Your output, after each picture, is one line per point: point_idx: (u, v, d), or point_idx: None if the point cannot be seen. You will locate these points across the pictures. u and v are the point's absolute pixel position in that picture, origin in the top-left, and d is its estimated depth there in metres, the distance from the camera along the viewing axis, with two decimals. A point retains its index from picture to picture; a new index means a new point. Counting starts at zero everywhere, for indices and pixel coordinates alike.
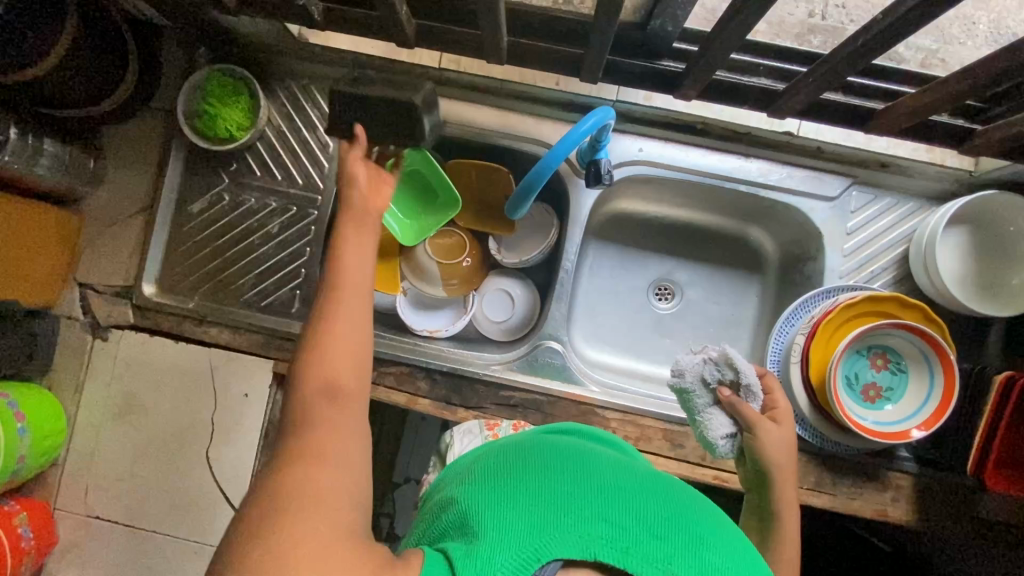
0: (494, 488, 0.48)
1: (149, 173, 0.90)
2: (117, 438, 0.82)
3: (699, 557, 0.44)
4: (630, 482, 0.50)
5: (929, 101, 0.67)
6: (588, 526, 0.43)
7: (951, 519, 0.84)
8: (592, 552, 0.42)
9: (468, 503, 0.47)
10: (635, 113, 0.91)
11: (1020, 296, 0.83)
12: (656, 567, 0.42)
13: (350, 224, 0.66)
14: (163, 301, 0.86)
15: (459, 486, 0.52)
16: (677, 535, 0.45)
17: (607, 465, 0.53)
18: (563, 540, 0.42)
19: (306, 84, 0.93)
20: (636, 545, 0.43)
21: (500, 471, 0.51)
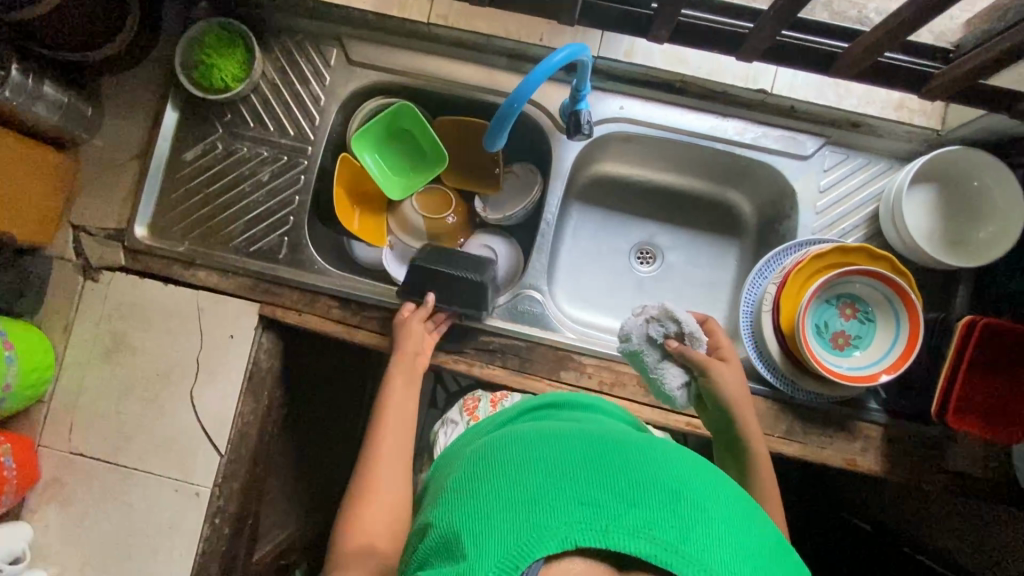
0: (468, 495, 0.48)
1: (145, 121, 0.94)
2: (105, 374, 0.90)
3: (679, 516, 0.43)
4: (601, 449, 0.49)
5: (883, 35, 0.63)
6: (565, 514, 0.43)
7: (919, 470, 0.84)
8: (572, 540, 0.41)
9: (448, 523, 0.47)
10: (616, 69, 0.90)
11: (988, 250, 0.82)
12: (639, 536, 0.41)
13: (400, 373, 0.84)
14: (155, 243, 0.92)
15: (438, 505, 0.52)
16: (654, 496, 0.44)
17: (576, 436, 0.52)
18: (542, 535, 0.42)
19: (301, 40, 0.94)
20: (617, 519, 0.42)
21: (472, 476, 0.51)
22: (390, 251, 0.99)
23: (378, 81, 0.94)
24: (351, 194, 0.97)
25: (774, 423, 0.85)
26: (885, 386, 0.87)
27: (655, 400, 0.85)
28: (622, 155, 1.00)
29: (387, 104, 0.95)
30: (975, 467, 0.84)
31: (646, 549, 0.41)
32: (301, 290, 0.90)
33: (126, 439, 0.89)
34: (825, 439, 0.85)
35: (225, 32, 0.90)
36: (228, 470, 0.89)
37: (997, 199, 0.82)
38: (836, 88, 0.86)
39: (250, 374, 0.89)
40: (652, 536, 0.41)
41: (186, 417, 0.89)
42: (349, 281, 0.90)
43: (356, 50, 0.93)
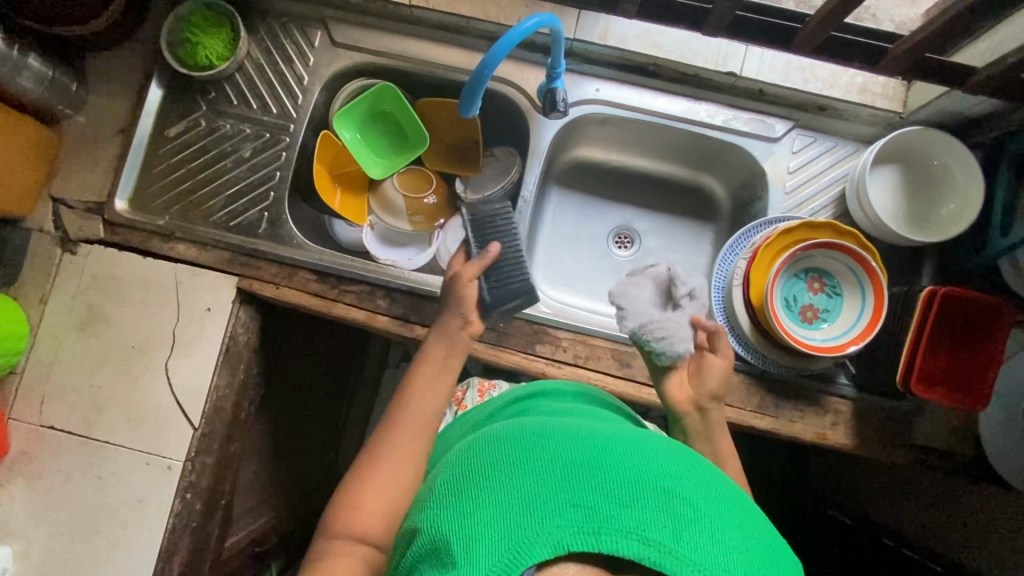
0: (459, 498, 0.47)
1: (129, 98, 0.95)
2: (79, 346, 0.89)
3: (672, 516, 0.43)
4: (592, 445, 0.49)
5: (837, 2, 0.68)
6: (558, 518, 0.42)
7: (888, 443, 0.86)
8: (566, 544, 0.41)
9: (440, 528, 0.46)
10: (592, 53, 0.93)
11: (951, 225, 0.86)
12: (632, 539, 0.41)
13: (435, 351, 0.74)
14: (134, 216, 0.92)
15: (428, 506, 0.51)
16: (647, 495, 0.44)
17: (566, 432, 0.51)
18: (536, 541, 0.41)
19: (285, 22, 0.96)
20: (611, 520, 0.42)
21: (462, 477, 0.50)
22: (370, 231, 1.00)
23: (361, 62, 0.96)
24: (330, 173, 0.98)
25: (746, 398, 0.86)
26: (854, 362, 0.88)
27: (629, 374, 0.86)
28: (600, 140, 1.02)
29: (367, 84, 0.97)
30: (943, 441, 0.85)
31: (639, 550, 0.41)
32: (280, 264, 0.91)
33: (96, 412, 0.87)
34: (796, 413, 0.86)
35: (212, 12, 0.93)
36: (201, 444, 0.87)
37: (958, 176, 0.85)
38: (802, 72, 0.90)
39: (226, 347, 0.89)
40: (645, 537, 0.41)
41: (159, 389, 0.87)
42: (328, 255, 0.91)
43: (339, 31, 0.96)
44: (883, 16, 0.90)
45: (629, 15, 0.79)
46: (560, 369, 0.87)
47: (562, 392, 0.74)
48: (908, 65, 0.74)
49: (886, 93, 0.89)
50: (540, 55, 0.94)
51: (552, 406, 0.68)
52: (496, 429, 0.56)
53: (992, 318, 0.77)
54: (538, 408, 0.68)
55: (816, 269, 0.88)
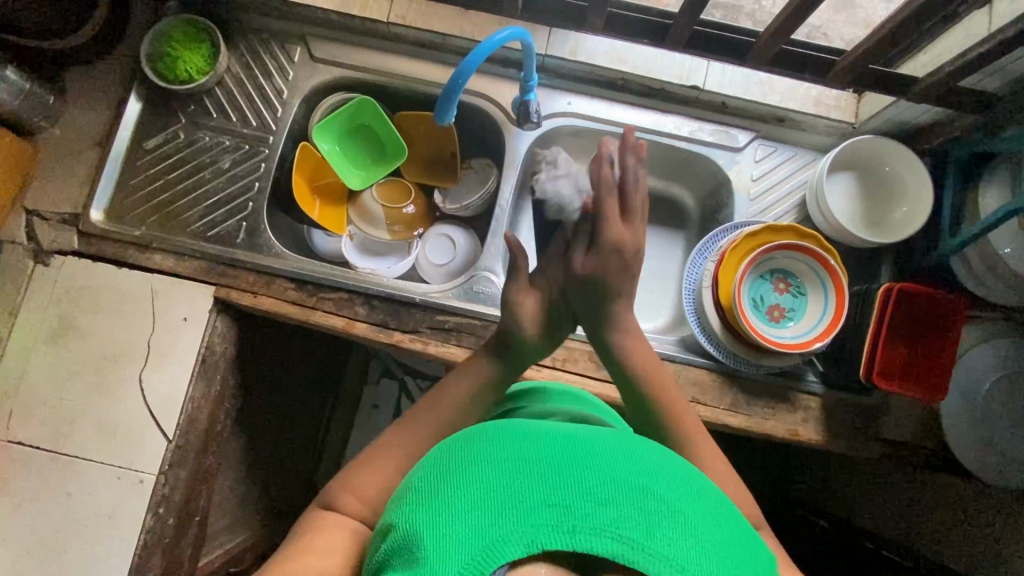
0: (426, 493, 0.44)
1: (107, 111, 0.96)
2: (50, 359, 0.87)
3: (649, 513, 0.39)
4: (568, 439, 0.45)
5: (784, 18, 0.74)
6: (531, 515, 0.39)
7: (858, 437, 0.88)
8: (538, 543, 0.38)
9: (407, 525, 0.42)
10: (563, 68, 0.97)
11: (904, 226, 0.91)
12: (606, 537, 0.38)
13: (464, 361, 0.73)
14: (109, 227, 0.92)
15: (394, 504, 0.47)
16: (623, 491, 0.41)
17: (543, 425, 0.48)
18: (506, 539, 0.38)
19: (266, 39, 0.99)
20: (584, 518, 0.39)
21: (431, 472, 0.46)
22: (350, 241, 1.02)
23: (341, 77, 0.99)
24: (310, 184, 0.99)
25: (719, 396, 0.89)
26: (821, 360, 0.92)
27: (605, 375, 0.88)
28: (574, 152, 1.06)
29: (347, 97, 1.00)
30: (908, 435, 0.88)
31: (614, 549, 0.38)
32: (258, 272, 0.91)
33: (66, 425, 0.85)
34: (768, 411, 0.88)
35: (192, 28, 0.95)
36: (175, 456, 0.86)
37: (907, 180, 0.91)
38: (761, 85, 0.95)
39: (202, 357, 0.88)
40: (620, 534, 0.38)
41: (132, 401, 0.86)
42: (305, 263, 0.92)
43: (319, 47, 0.99)
44: (834, 36, 0.97)
45: (597, 28, 0.84)
46: (539, 372, 0.88)
47: (544, 390, 0.76)
48: (855, 76, 0.80)
49: (839, 105, 0.95)
50: (513, 70, 0.97)
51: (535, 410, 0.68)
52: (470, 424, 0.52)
53: (945, 313, 0.81)
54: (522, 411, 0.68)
55: (782, 270, 0.92)
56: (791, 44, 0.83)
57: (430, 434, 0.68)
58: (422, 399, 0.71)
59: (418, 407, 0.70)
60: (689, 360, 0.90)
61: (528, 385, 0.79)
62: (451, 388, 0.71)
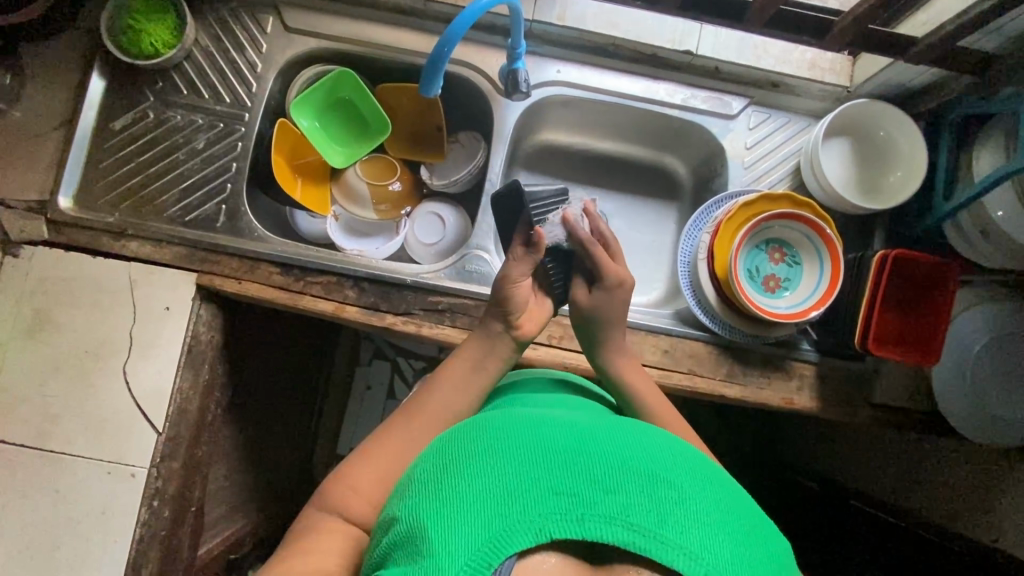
0: (430, 485, 0.42)
1: (69, 90, 0.90)
2: (27, 354, 0.83)
3: (659, 500, 0.39)
4: (574, 430, 0.45)
5: None
6: (540, 504, 0.38)
7: (851, 404, 0.89)
8: (547, 532, 0.37)
9: (410, 519, 0.41)
10: (552, 34, 0.93)
11: (898, 191, 0.90)
12: (617, 524, 0.37)
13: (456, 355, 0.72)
14: (81, 214, 0.87)
15: (395, 497, 0.46)
16: (632, 479, 0.40)
17: (547, 416, 0.47)
18: (514, 528, 0.37)
19: (234, 8, 0.93)
20: (594, 506, 0.38)
21: (433, 463, 0.45)
22: (335, 222, 0.98)
23: (317, 48, 0.94)
24: (290, 163, 0.96)
25: (715, 367, 0.89)
26: (816, 328, 0.92)
27: None
28: (564, 122, 1.03)
29: (324, 70, 0.95)
30: (901, 398, 0.89)
31: (625, 536, 0.37)
32: (241, 257, 0.88)
33: (50, 422, 0.82)
34: (763, 380, 0.89)
35: None
36: (166, 449, 0.84)
37: (901, 145, 0.89)
38: (754, 50, 0.92)
39: (189, 347, 0.85)
40: (631, 522, 0.37)
41: (117, 394, 0.83)
42: (291, 247, 0.89)
43: (293, 17, 0.93)
44: None
45: None
46: (536, 350, 0.87)
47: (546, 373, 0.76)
48: (853, 38, 0.78)
49: (834, 68, 0.93)
50: (500, 37, 0.93)
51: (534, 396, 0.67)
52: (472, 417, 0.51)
53: (937, 279, 0.81)
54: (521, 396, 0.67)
55: (777, 241, 0.91)
56: (788, 4, 0.80)
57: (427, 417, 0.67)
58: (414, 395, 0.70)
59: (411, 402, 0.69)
60: (685, 333, 0.89)
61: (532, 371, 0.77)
62: (447, 379, 0.70)
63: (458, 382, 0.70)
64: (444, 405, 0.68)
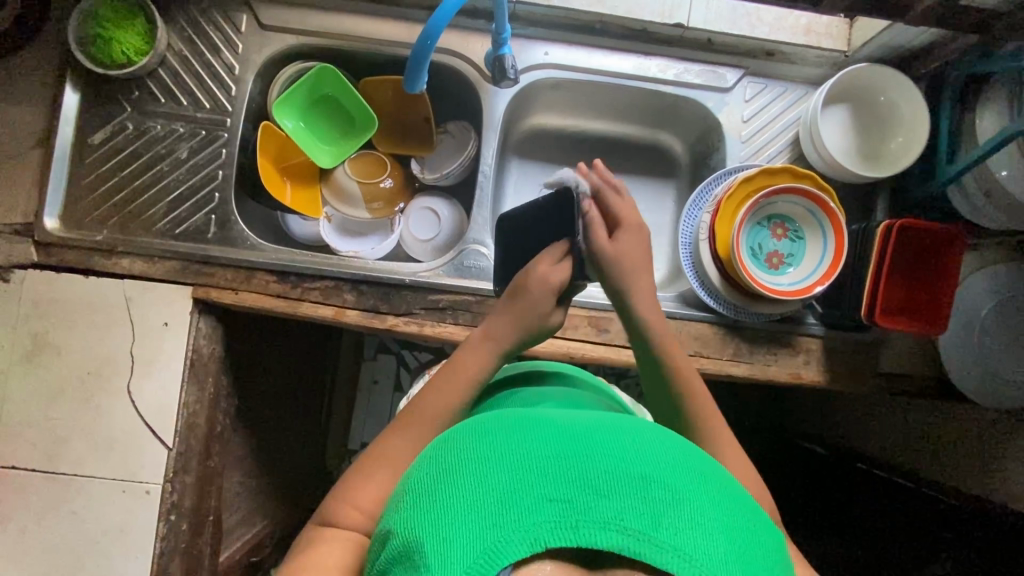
0: (424, 495, 0.44)
1: (42, 106, 0.87)
2: (29, 379, 0.83)
3: (653, 502, 0.40)
4: (569, 431, 0.46)
5: None
6: (533, 513, 0.40)
7: (860, 374, 0.89)
8: (542, 541, 0.39)
9: (407, 531, 0.42)
10: (536, 14, 0.90)
11: (900, 157, 0.88)
12: (611, 529, 0.39)
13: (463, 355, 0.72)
14: (68, 234, 0.86)
15: (393, 506, 0.48)
16: (625, 482, 0.41)
17: (539, 416, 0.49)
18: (509, 539, 0.39)
19: (206, 8, 0.89)
20: (589, 512, 0.39)
21: (428, 472, 0.46)
22: (328, 223, 0.97)
23: (296, 45, 0.91)
24: (277, 166, 0.94)
25: (722, 347, 0.88)
26: (821, 302, 0.91)
27: (607, 339, 0.88)
28: (554, 105, 1.00)
29: (304, 68, 0.92)
30: (908, 366, 0.89)
31: (618, 541, 0.38)
32: (234, 267, 0.86)
33: (59, 445, 0.82)
34: (770, 357, 0.88)
35: (120, 2, 0.85)
36: (178, 463, 0.84)
37: (903, 109, 0.87)
38: (748, 18, 0.89)
39: (191, 361, 0.85)
40: (624, 527, 0.39)
41: (124, 413, 0.83)
42: (286, 254, 0.87)
43: (267, 13, 0.90)
44: None
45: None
46: (539, 342, 0.87)
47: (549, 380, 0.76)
48: None
49: (830, 32, 0.90)
50: (483, 21, 0.90)
51: (531, 393, 0.71)
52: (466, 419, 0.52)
53: (944, 247, 0.80)
54: (522, 394, 0.72)
55: (778, 216, 0.89)
56: None
57: (434, 406, 0.68)
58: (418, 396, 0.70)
59: (414, 401, 0.69)
60: (689, 315, 0.89)
61: (524, 365, 0.82)
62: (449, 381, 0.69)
63: (460, 386, 0.70)
64: (448, 408, 0.68)
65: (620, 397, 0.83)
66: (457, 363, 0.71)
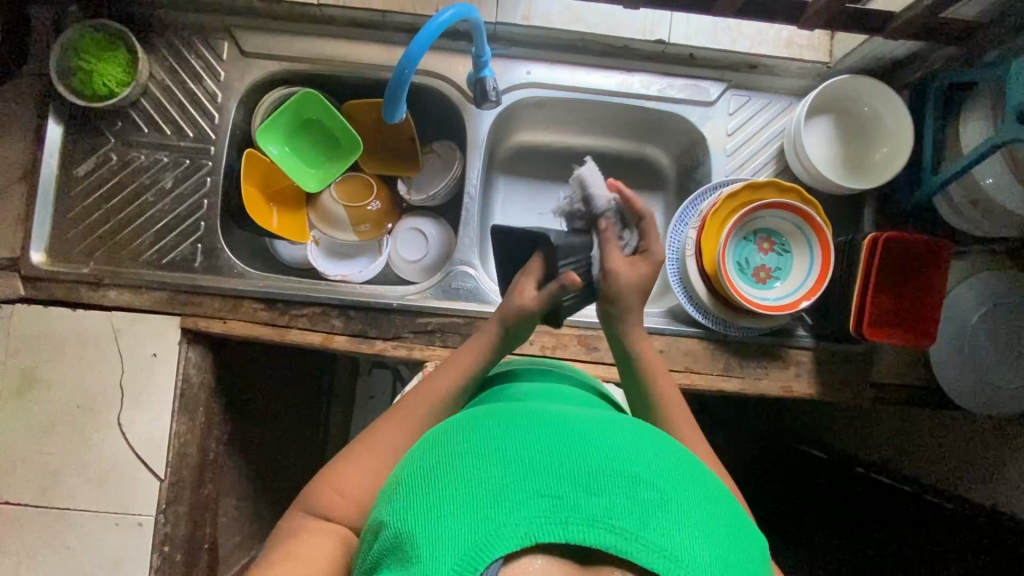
0: (416, 487, 0.43)
1: (26, 139, 0.87)
2: (19, 413, 0.83)
3: (642, 501, 0.40)
4: (561, 427, 0.46)
5: None
6: (525, 508, 0.39)
7: (851, 386, 0.89)
8: (532, 536, 0.39)
9: (398, 523, 0.42)
10: (517, 35, 0.89)
11: (886, 167, 0.88)
12: (601, 527, 0.39)
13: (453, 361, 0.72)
14: (55, 268, 0.86)
15: (382, 498, 0.47)
16: (616, 480, 0.41)
17: (533, 411, 0.48)
18: (499, 533, 0.39)
19: (187, 36, 0.89)
20: (579, 508, 0.39)
21: (419, 465, 0.46)
22: (316, 247, 0.97)
23: (278, 71, 0.91)
24: (262, 192, 0.94)
25: (712, 363, 0.88)
26: (810, 313, 0.91)
27: (596, 357, 0.88)
28: (539, 122, 1.00)
29: (288, 92, 0.92)
30: (900, 376, 0.89)
31: (608, 539, 0.38)
32: (221, 296, 0.86)
33: (51, 479, 0.82)
34: (761, 370, 0.88)
35: (101, 34, 0.85)
36: (171, 495, 0.84)
37: (886, 120, 0.87)
38: (728, 32, 0.89)
39: (181, 392, 0.85)
40: (615, 525, 0.39)
41: (115, 446, 0.83)
42: (273, 281, 0.87)
43: (248, 40, 0.90)
44: None
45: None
46: None
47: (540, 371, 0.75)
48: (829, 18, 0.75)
49: (812, 44, 0.90)
50: (465, 42, 0.90)
51: (521, 387, 0.68)
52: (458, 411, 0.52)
53: (931, 259, 0.79)
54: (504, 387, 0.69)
55: (764, 230, 0.89)
56: None
57: (421, 409, 0.68)
58: (406, 395, 0.70)
59: (401, 401, 0.69)
60: (678, 331, 0.88)
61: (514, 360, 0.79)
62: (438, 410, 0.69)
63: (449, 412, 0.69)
64: None
65: (612, 393, 0.81)
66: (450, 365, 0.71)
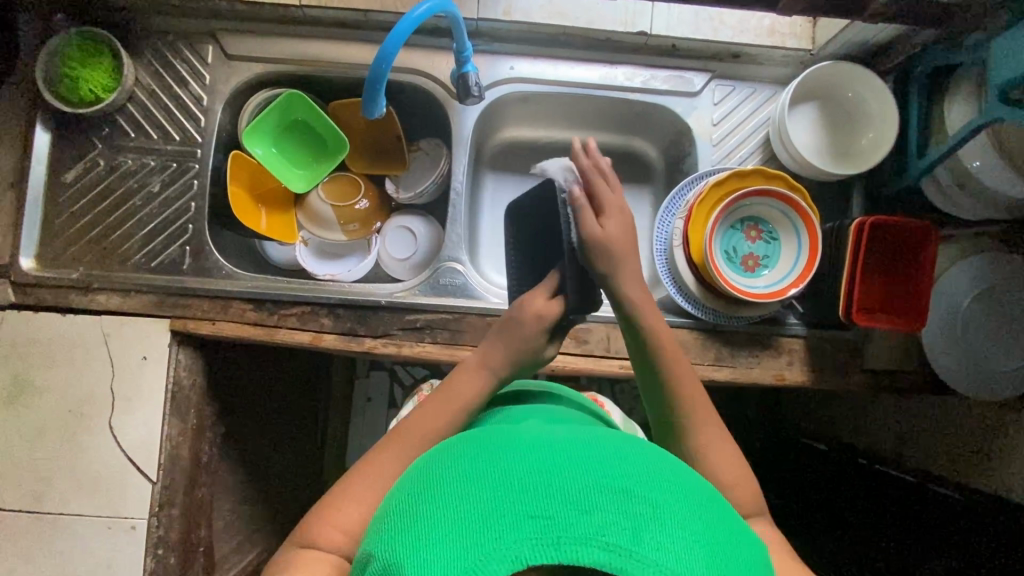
0: (407, 517, 0.43)
1: (14, 148, 0.88)
2: (10, 420, 0.83)
3: (635, 516, 0.40)
4: (551, 448, 0.46)
5: None
6: (515, 532, 0.39)
7: (843, 372, 0.88)
8: (524, 559, 0.39)
9: (390, 553, 0.42)
10: (499, 30, 0.89)
11: (872, 152, 0.87)
12: (592, 545, 0.38)
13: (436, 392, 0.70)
14: (44, 274, 0.86)
15: (375, 528, 0.47)
16: (607, 496, 0.41)
17: (523, 434, 0.49)
18: (490, 557, 0.39)
19: (172, 41, 0.90)
20: (569, 529, 0.39)
21: (411, 494, 0.46)
22: (305, 248, 0.97)
23: (263, 73, 0.91)
24: (250, 194, 0.94)
25: (703, 353, 0.88)
26: (801, 301, 0.90)
27: (586, 350, 0.88)
28: (525, 118, 1.00)
29: (272, 94, 0.92)
30: (893, 362, 0.88)
31: (601, 557, 0.38)
32: (210, 298, 0.86)
33: (44, 485, 0.82)
34: (752, 359, 0.88)
35: (86, 41, 0.85)
36: (163, 497, 0.84)
37: (871, 105, 0.87)
38: (711, 21, 0.88)
39: (172, 394, 0.85)
40: (607, 543, 0.39)
41: (106, 450, 0.83)
42: (261, 283, 0.88)
43: (232, 43, 0.90)
44: None
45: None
46: None
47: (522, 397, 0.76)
48: None
49: (795, 32, 0.89)
50: (447, 39, 0.90)
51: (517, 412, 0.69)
52: (450, 438, 0.53)
53: (917, 243, 0.79)
54: (501, 411, 0.71)
55: (752, 218, 0.89)
56: None
57: (413, 436, 0.67)
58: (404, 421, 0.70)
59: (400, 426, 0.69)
60: (668, 322, 0.88)
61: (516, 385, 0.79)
62: (428, 417, 0.68)
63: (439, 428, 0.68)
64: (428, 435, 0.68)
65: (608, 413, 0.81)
66: (448, 394, 0.70)
